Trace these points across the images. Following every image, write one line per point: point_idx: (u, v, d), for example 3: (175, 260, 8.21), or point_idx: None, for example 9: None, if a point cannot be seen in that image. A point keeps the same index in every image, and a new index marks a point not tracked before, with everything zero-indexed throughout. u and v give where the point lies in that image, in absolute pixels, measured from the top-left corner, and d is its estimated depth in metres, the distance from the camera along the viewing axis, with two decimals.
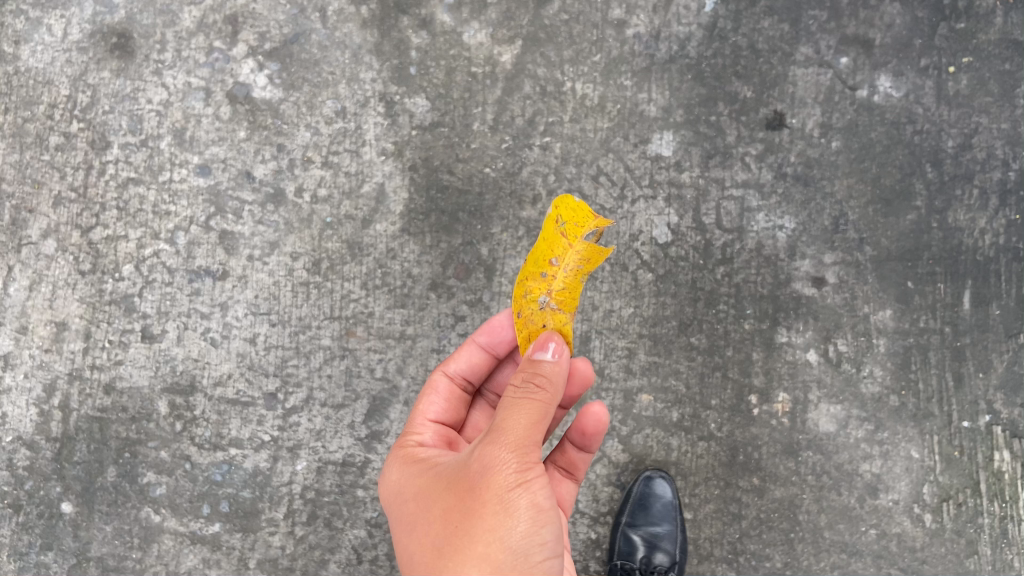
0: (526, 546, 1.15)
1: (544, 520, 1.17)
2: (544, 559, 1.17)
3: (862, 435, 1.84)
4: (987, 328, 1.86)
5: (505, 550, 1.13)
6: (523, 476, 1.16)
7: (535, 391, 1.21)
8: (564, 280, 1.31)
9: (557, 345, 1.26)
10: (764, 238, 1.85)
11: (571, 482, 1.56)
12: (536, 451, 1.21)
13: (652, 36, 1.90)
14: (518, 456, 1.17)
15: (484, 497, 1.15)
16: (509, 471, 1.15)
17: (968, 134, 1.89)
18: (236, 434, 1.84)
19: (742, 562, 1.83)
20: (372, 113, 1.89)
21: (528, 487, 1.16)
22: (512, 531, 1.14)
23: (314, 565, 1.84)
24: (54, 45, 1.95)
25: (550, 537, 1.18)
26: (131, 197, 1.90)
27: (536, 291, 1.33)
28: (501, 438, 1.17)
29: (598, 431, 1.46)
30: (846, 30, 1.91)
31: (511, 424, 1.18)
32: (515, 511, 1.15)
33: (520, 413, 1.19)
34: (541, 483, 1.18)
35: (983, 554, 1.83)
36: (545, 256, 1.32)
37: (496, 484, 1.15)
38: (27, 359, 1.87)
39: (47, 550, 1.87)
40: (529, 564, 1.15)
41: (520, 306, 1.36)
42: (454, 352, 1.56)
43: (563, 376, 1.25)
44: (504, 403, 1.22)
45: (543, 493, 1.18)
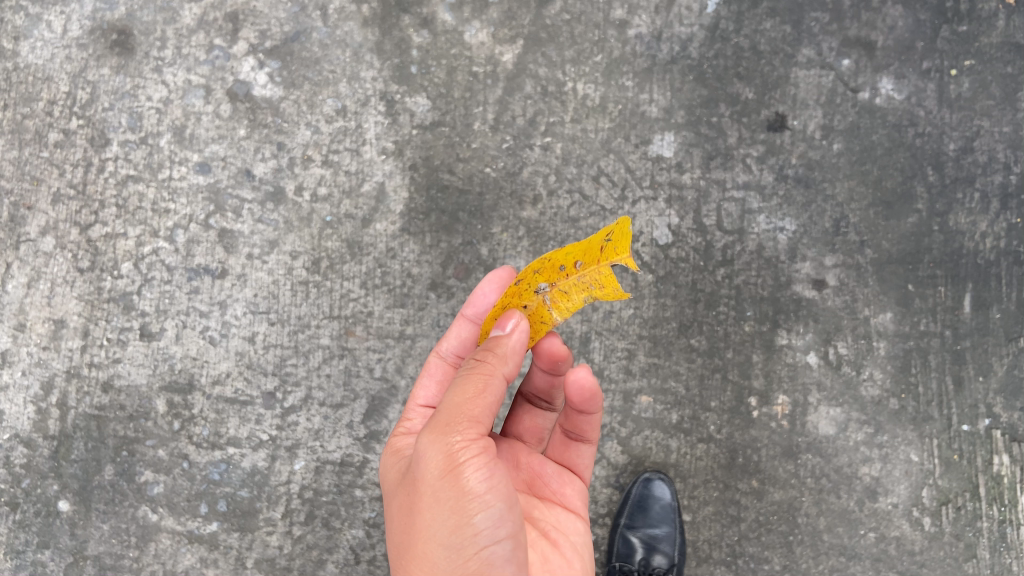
0: (459, 538, 1.14)
1: (475, 507, 1.13)
2: (481, 548, 1.14)
3: (861, 438, 1.83)
4: (987, 332, 1.85)
5: (437, 542, 1.15)
6: (451, 460, 1.15)
7: (477, 364, 1.22)
8: (571, 289, 1.19)
9: (518, 324, 1.25)
10: (764, 240, 1.85)
11: (584, 444, 1.53)
12: (470, 434, 1.17)
13: (654, 37, 1.90)
14: (445, 442, 1.16)
15: (420, 488, 1.18)
16: (435, 458, 1.16)
17: (970, 137, 1.89)
18: (234, 433, 1.83)
19: (741, 565, 1.82)
20: (372, 112, 1.88)
21: (455, 473, 1.14)
22: (441, 523, 1.15)
23: (311, 565, 1.83)
24: (53, 41, 1.94)
25: (486, 525, 1.14)
26: (130, 194, 1.89)
27: (541, 276, 1.22)
28: (434, 422, 1.19)
29: (591, 395, 1.34)
30: (848, 32, 1.90)
31: (447, 404, 1.20)
32: (444, 500, 1.15)
33: (456, 396, 1.20)
34: (474, 466, 1.14)
35: (982, 558, 1.82)
36: (573, 255, 1.17)
37: (428, 474, 1.17)
38: (25, 356, 1.86)
39: (43, 548, 1.85)
40: (463, 556, 1.14)
41: (523, 276, 1.25)
42: (446, 331, 1.55)
43: (520, 347, 1.25)
44: (448, 388, 1.23)
45: (473, 477, 1.13)
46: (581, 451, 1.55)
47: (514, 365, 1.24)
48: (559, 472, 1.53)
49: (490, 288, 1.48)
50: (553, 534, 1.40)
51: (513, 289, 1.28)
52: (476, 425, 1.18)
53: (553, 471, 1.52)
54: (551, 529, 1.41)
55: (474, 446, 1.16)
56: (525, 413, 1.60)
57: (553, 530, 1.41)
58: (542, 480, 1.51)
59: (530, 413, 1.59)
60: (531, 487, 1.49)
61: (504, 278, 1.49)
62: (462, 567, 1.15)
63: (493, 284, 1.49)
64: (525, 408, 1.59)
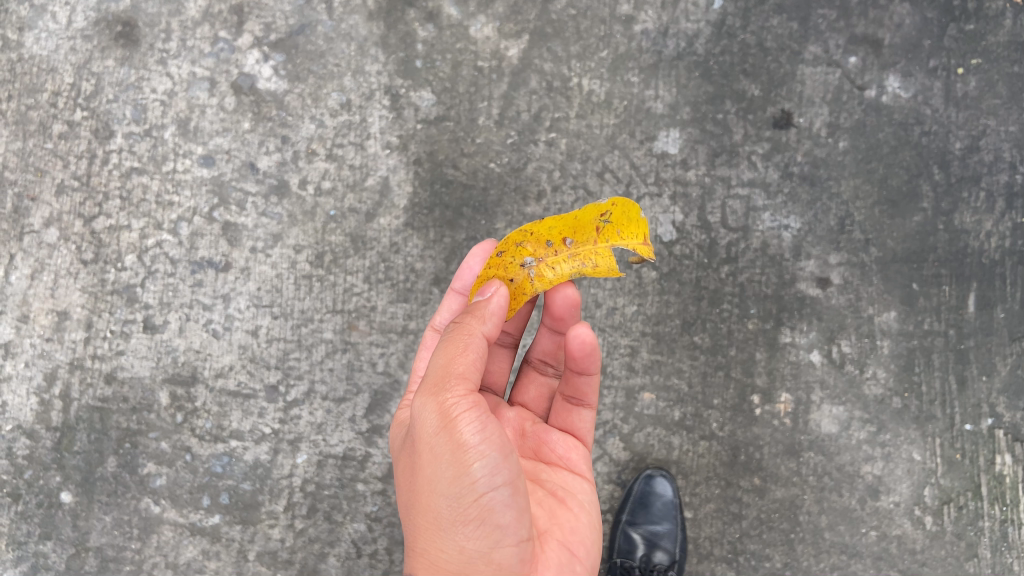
0: (458, 488, 1.15)
1: (472, 456, 1.14)
2: (480, 495, 1.15)
3: (863, 437, 1.83)
4: (991, 331, 1.85)
5: (438, 492, 1.17)
6: (444, 412, 1.16)
7: (459, 328, 1.25)
8: (560, 263, 1.25)
9: (500, 288, 1.24)
10: (769, 238, 1.85)
11: (584, 408, 1.51)
12: (460, 388, 1.18)
13: (661, 33, 1.89)
14: (438, 399, 1.17)
15: (419, 443, 1.20)
16: (429, 413, 1.17)
17: (976, 136, 1.89)
18: (237, 426, 1.83)
19: (742, 563, 1.82)
20: (377, 106, 1.88)
21: (450, 426, 1.15)
22: (441, 474, 1.16)
23: (313, 558, 1.83)
24: (58, 33, 1.94)
25: (483, 473, 1.14)
26: (134, 186, 1.89)
27: (528, 250, 1.27)
28: (427, 383, 1.21)
29: (591, 350, 1.34)
30: (855, 29, 1.90)
31: (436, 366, 1.22)
32: (441, 454, 1.16)
33: (442, 357, 1.22)
34: (468, 418, 1.15)
35: (983, 557, 1.82)
36: (565, 231, 1.25)
37: (423, 429, 1.18)
38: (28, 348, 1.86)
39: (45, 539, 1.85)
40: (464, 504, 1.15)
41: (505, 250, 1.29)
42: (439, 305, 1.57)
43: (501, 309, 1.24)
44: (436, 351, 1.25)
45: (466, 429, 1.14)
46: (581, 416, 1.52)
47: (495, 325, 1.24)
48: (563, 438, 1.53)
49: (476, 259, 1.50)
50: (560, 493, 1.43)
51: (494, 263, 1.30)
52: (466, 381, 1.19)
53: (558, 437, 1.52)
54: (558, 489, 1.43)
55: (464, 398, 1.17)
56: (530, 381, 1.60)
57: (561, 490, 1.43)
58: (547, 446, 1.51)
59: (535, 381, 1.59)
60: (537, 454, 1.51)
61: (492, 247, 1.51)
62: (464, 514, 1.16)
63: (479, 256, 1.50)
64: (531, 377, 1.60)
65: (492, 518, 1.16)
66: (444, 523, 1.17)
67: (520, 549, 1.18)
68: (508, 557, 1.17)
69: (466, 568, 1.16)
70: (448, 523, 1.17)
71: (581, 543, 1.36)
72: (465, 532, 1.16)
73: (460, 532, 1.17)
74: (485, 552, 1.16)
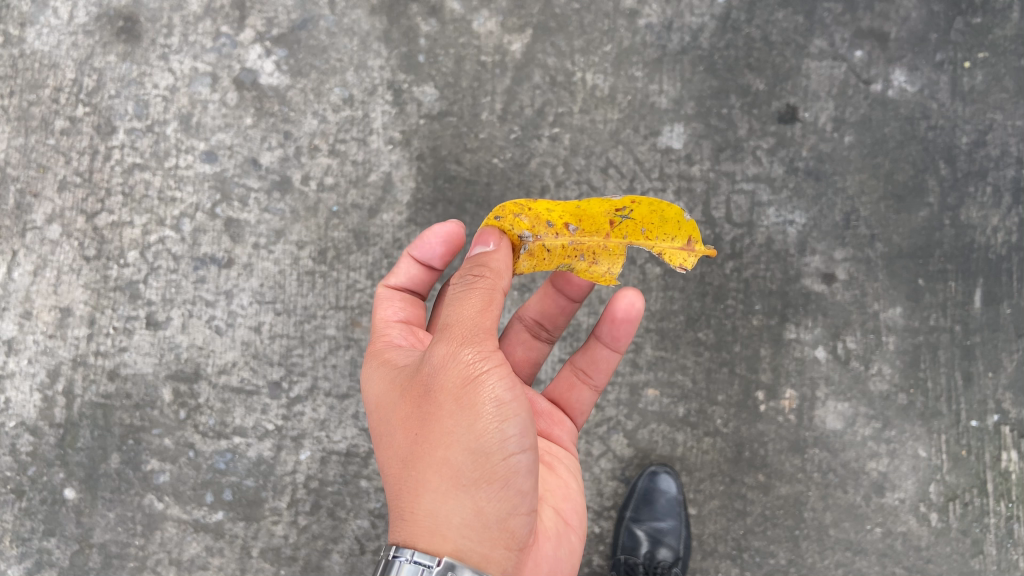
0: (487, 445, 1.15)
1: (502, 415, 1.15)
2: (507, 455, 1.15)
3: (869, 433, 1.82)
4: (997, 327, 1.84)
5: (460, 447, 1.15)
6: (474, 366, 1.15)
7: (476, 279, 1.17)
8: (561, 245, 1.23)
9: (503, 239, 1.21)
10: (774, 233, 1.84)
11: (589, 387, 1.56)
12: (490, 343, 1.17)
13: (665, 27, 1.88)
14: (469, 351, 1.15)
15: (439, 396, 1.16)
16: (459, 365, 1.15)
17: (982, 131, 1.87)
18: (240, 422, 1.83)
19: (746, 560, 1.81)
20: (380, 101, 1.87)
21: (480, 380, 1.15)
22: (466, 430, 1.14)
23: (316, 555, 1.82)
24: (59, 28, 1.93)
25: (513, 432, 1.15)
26: (136, 182, 1.89)
27: (527, 224, 1.24)
28: (447, 333, 1.16)
29: (631, 321, 1.48)
30: (860, 23, 1.89)
31: (461, 315, 1.16)
32: (468, 408, 1.15)
33: (465, 305, 1.17)
34: (497, 375, 1.16)
35: (988, 554, 1.81)
36: (572, 217, 1.24)
37: (445, 381, 1.15)
38: (31, 344, 1.86)
39: (49, 536, 1.85)
40: (491, 462, 1.15)
41: (502, 217, 1.25)
42: (393, 267, 1.53)
43: (508, 263, 1.21)
44: (451, 297, 1.19)
45: (500, 385, 1.15)
46: (582, 395, 1.57)
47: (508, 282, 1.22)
48: (551, 410, 1.55)
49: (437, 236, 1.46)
50: (548, 458, 1.44)
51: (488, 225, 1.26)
52: (493, 337, 1.18)
53: (546, 408, 1.55)
54: (546, 454, 1.44)
55: (493, 354, 1.17)
56: (519, 344, 1.61)
57: (548, 455, 1.44)
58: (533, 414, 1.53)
59: (524, 345, 1.60)
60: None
61: (457, 230, 1.47)
62: (488, 473, 1.15)
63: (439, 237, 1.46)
64: (521, 339, 1.61)
65: (513, 480, 1.17)
66: (464, 481, 1.14)
67: (531, 515, 1.20)
68: (520, 522, 1.18)
69: (480, 532, 1.14)
70: (469, 482, 1.14)
71: (573, 509, 1.38)
72: (487, 492, 1.15)
73: (480, 492, 1.15)
74: (502, 516, 1.16)
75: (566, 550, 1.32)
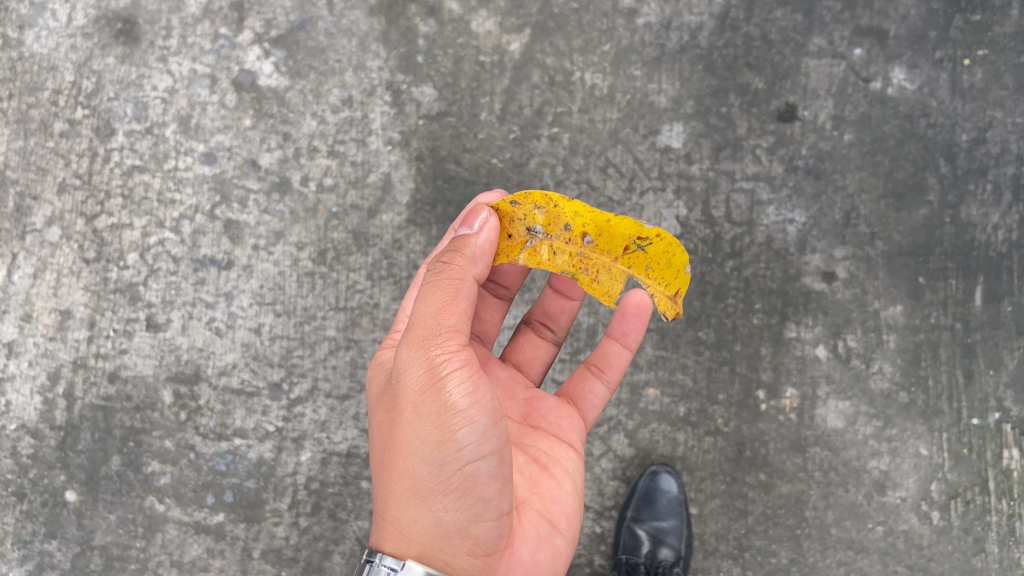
0: (444, 453, 1.15)
1: (459, 423, 1.13)
2: (465, 463, 1.15)
3: (870, 431, 1.82)
4: (998, 325, 1.84)
5: (419, 456, 1.16)
6: (431, 371, 1.15)
7: (444, 268, 1.22)
8: (567, 252, 1.24)
9: (486, 221, 1.23)
10: (774, 232, 1.83)
11: (601, 382, 1.52)
12: (450, 345, 1.16)
13: (664, 26, 1.88)
14: (427, 356, 1.15)
15: (401, 401, 1.18)
16: (415, 369, 1.16)
17: (982, 128, 1.87)
18: (241, 424, 1.83)
19: (747, 559, 1.81)
20: (379, 102, 1.87)
21: (437, 385, 1.14)
22: (424, 438, 1.16)
23: (317, 556, 1.82)
24: (58, 31, 1.93)
25: (470, 439, 1.14)
26: (136, 184, 1.89)
27: (544, 221, 1.24)
28: (411, 337, 1.18)
29: (637, 311, 1.46)
30: (859, 21, 1.89)
31: (422, 317, 1.18)
32: (426, 415, 1.15)
33: (428, 305, 1.18)
34: (456, 381, 1.14)
35: (990, 552, 1.81)
36: (592, 230, 1.24)
37: (405, 385, 1.17)
38: (31, 347, 1.86)
39: (50, 539, 1.85)
40: (447, 471, 1.15)
41: (521, 204, 1.25)
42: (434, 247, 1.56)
43: (488, 247, 1.23)
44: (420, 297, 1.21)
45: (454, 391, 1.13)
46: (594, 389, 1.52)
47: (485, 266, 1.24)
48: (557, 407, 1.49)
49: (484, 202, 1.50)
50: (543, 459, 1.40)
51: (503, 209, 1.26)
52: (455, 336, 1.17)
53: (551, 405, 1.49)
54: (542, 454, 1.40)
55: (453, 355, 1.15)
56: (529, 343, 1.58)
57: (544, 455, 1.40)
58: (537, 412, 1.48)
59: (533, 342, 1.58)
60: (525, 419, 1.46)
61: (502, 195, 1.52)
62: (447, 482, 1.16)
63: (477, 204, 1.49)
64: (530, 339, 1.58)
65: (475, 488, 1.17)
66: (422, 491, 1.17)
67: (499, 523, 1.19)
68: (484, 531, 1.19)
69: (440, 539, 1.18)
70: (427, 491, 1.17)
71: (560, 513, 1.36)
72: (444, 501, 1.17)
73: (438, 500, 1.17)
74: (463, 525, 1.18)
75: (546, 554, 1.30)
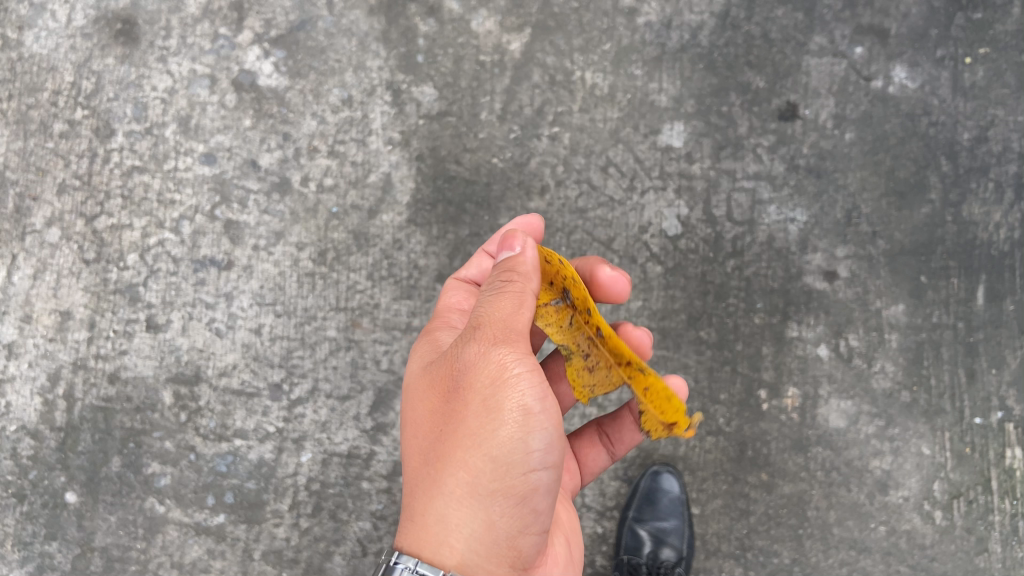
0: (509, 455, 1.15)
1: (531, 426, 1.15)
2: (529, 471, 1.16)
3: (872, 431, 1.81)
4: (1001, 324, 1.83)
5: (483, 454, 1.14)
6: (509, 370, 1.16)
7: (513, 273, 1.22)
8: (573, 330, 1.25)
9: (529, 242, 1.25)
10: (775, 231, 1.83)
11: (607, 451, 1.54)
12: (522, 346, 1.18)
13: (664, 25, 1.88)
14: (503, 351, 1.16)
15: (467, 394, 1.17)
16: (491, 363, 1.16)
17: (984, 126, 1.86)
18: (241, 425, 1.82)
19: (749, 559, 1.80)
20: (379, 102, 1.87)
21: (511, 385, 1.15)
22: (490, 437, 1.14)
23: (318, 557, 1.81)
24: (57, 31, 1.93)
25: (537, 446, 1.16)
26: (135, 185, 1.89)
27: (568, 290, 1.25)
28: (484, 329, 1.17)
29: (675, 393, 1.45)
30: (860, 20, 1.88)
31: (496, 311, 1.18)
32: (496, 413, 1.15)
33: (503, 299, 1.19)
34: (529, 384, 1.16)
35: (993, 552, 1.80)
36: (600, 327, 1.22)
37: (477, 379, 1.16)
38: (31, 348, 1.86)
39: (51, 540, 1.85)
40: (512, 475, 1.15)
41: (560, 264, 1.27)
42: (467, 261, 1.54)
43: (536, 266, 1.24)
44: (490, 291, 1.21)
45: (527, 394, 1.16)
46: (597, 455, 1.54)
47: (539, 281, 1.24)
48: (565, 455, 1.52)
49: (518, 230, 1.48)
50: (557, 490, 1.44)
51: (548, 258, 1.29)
52: (525, 338, 1.19)
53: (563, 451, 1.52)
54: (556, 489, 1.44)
55: (528, 357, 1.18)
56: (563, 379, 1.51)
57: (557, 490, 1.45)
58: None
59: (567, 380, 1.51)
60: None
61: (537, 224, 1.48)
62: (508, 487, 1.15)
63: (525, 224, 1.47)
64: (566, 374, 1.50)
65: (533, 498, 1.17)
66: (480, 491, 1.15)
67: (541, 537, 1.21)
68: (528, 543, 1.19)
69: (488, 546, 1.15)
70: (485, 493, 1.15)
71: (575, 541, 1.41)
72: (502, 505, 1.15)
73: (496, 503, 1.15)
74: (513, 533, 1.17)
75: None
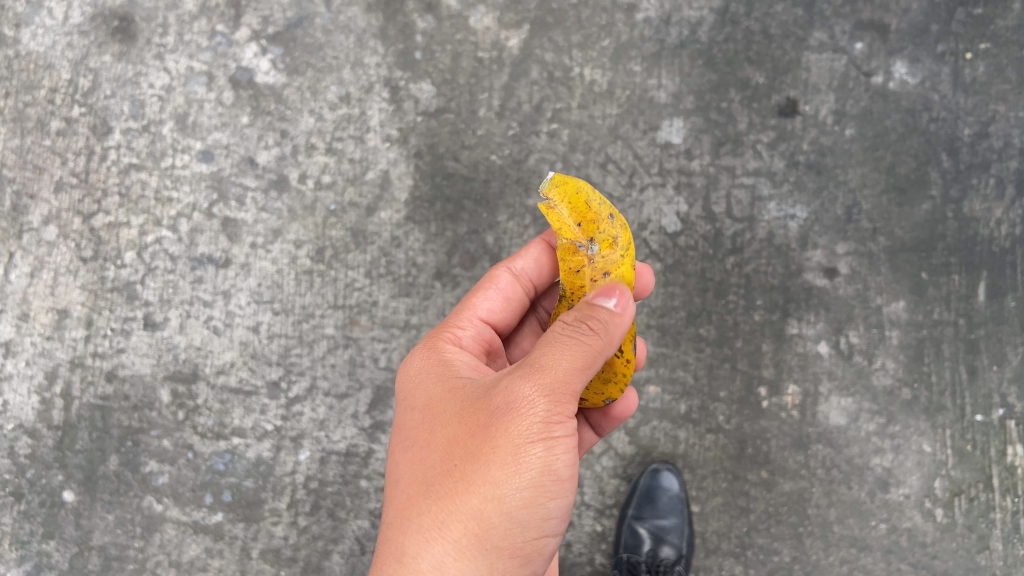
0: (526, 516, 1.11)
1: (554, 491, 1.13)
2: (542, 534, 1.14)
3: (873, 428, 1.80)
4: (1002, 320, 1.82)
5: (501, 506, 1.09)
6: (550, 435, 1.11)
7: (586, 334, 1.10)
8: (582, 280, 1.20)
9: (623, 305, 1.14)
10: (775, 228, 1.82)
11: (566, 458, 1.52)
12: (569, 408, 1.13)
13: (663, 21, 1.87)
14: (551, 410, 1.10)
15: (497, 443, 1.10)
16: (534, 420, 1.10)
17: (985, 122, 1.85)
18: (239, 423, 1.82)
19: (749, 557, 1.79)
20: (376, 98, 1.86)
21: (548, 448, 1.11)
22: (513, 496, 1.10)
23: (316, 556, 1.80)
24: (54, 29, 1.93)
25: (555, 514, 1.15)
26: (132, 183, 1.88)
27: (604, 247, 1.19)
28: (536, 378, 1.11)
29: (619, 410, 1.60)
30: (861, 14, 1.87)
31: (556, 367, 1.10)
32: (525, 471, 1.10)
33: (563, 356, 1.10)
34: (564, 450, 1.13)
35: (995, 550, 1.79)
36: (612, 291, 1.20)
37: (512, 433, 1.10)
38: (28, 346, 1.85)
39: (48, 539, 1.84)
40: (527, 535, 1.12)
41: (611, 221, 1.20)
42: (524, 248, 1.47)
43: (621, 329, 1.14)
44: (547, 337, 1.13)
45: (560, 460, 1.12)
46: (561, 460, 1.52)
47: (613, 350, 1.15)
48: None
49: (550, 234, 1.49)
50: None
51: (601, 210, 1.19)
52: (573, 403, 1.13)
53: None
54: None
55: (568, 425, 1.14)
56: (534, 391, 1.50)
57: None
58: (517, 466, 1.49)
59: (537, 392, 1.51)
60: None
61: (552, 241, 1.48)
62: (517, 547, 1.12)
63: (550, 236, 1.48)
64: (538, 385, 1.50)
65: (534, 561, 1.15)
66: (488, 546, 1.09)
67: None
68: None
69: None
70: (494, 548, 1.10)
71: None
72: (507, 562, 1.11)
73: (502, 560, 1.10)
74: None
75: None
